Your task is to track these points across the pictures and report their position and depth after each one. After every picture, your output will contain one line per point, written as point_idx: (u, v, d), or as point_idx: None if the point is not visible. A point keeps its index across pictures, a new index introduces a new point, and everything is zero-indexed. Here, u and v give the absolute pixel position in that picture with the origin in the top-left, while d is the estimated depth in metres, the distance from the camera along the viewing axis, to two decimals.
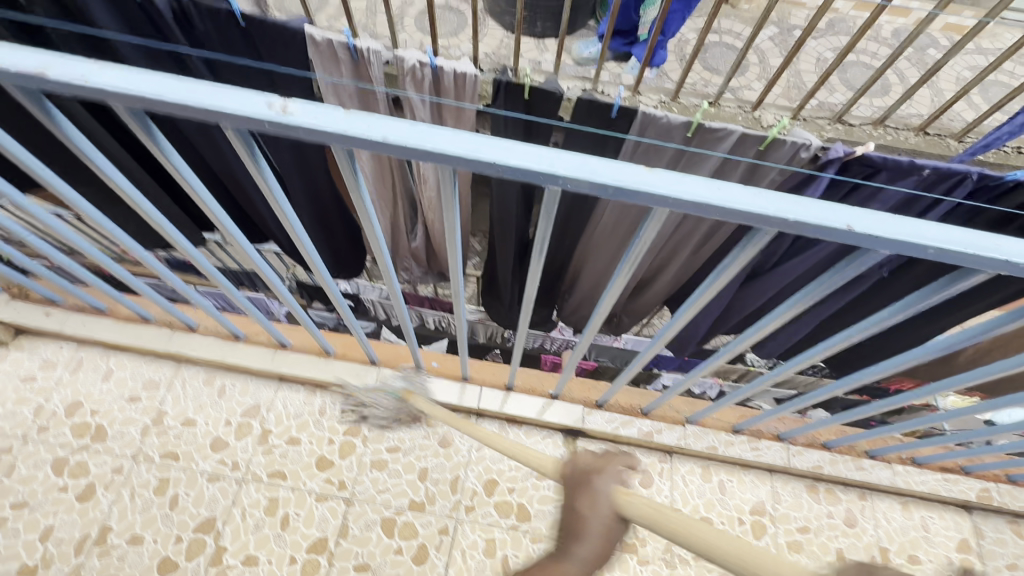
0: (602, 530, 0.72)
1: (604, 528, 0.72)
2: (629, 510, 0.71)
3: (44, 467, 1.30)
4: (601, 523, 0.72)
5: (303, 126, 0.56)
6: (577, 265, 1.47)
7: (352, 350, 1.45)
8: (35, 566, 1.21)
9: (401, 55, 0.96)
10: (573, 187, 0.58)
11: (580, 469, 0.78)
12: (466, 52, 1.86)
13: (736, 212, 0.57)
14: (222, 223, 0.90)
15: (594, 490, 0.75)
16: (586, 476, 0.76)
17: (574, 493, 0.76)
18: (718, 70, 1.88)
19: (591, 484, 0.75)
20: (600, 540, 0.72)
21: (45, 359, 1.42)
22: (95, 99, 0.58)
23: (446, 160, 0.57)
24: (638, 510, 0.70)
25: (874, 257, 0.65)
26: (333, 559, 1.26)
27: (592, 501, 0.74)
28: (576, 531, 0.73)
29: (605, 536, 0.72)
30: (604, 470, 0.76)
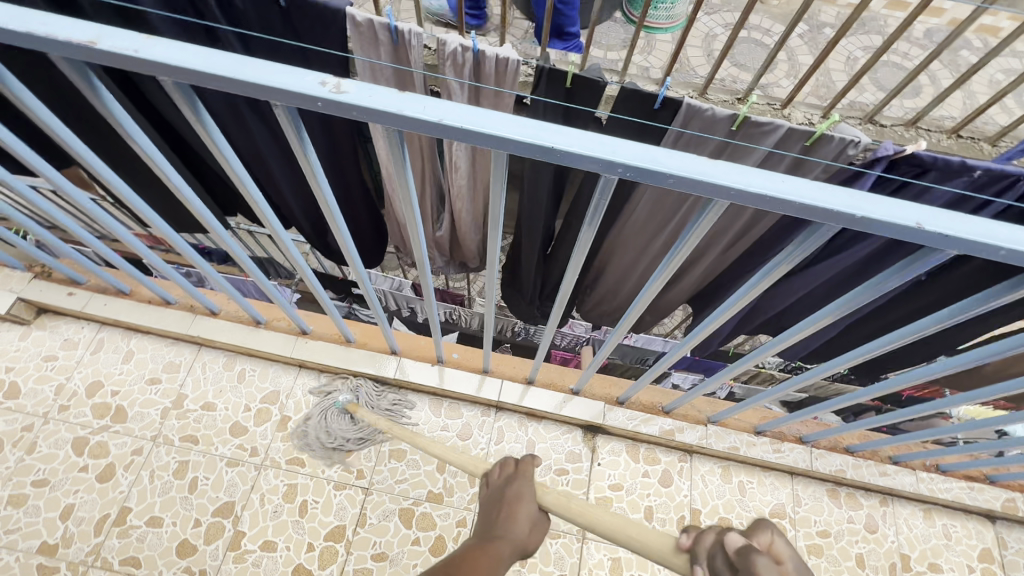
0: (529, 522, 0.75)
1: (530, 519, 0.75)
2: (545, 501, 0.78)
3: (65, 446, 1.30)
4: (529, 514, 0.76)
5: (357, 106, 0.55)
6: (602, 260, 1.45)
7: (372, 338, 1.44)
8: (55, 544, 1.21)
9: (443, 39, 0.94)
10: (633, 177, 0.56)
11: (502, 480, 0.82)
12: (492, 42, 1.84)
13: (801, 207, 0.55)
14: (255, 206, 0.89)
15: (519, 486, 0.79)
16: (509, 474, 0.82)
17: (505, 488, 0.80)
18: (748, 67, 1.85)
19: (516, 483, 0.80)
20: (528, 530, 0.74)
21: (66, 338, 1.42)
22: (144, 73, 0.56)
23: (505, 145, 0.56)
24: (553, 498, 0.78)
25: (935, 260, 0.63)
26: (350, 547, 1.26)
27: (521, 496, 0.78)
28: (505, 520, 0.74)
29: (532, 528, 0.75)
30: (523, 471, 0.82)
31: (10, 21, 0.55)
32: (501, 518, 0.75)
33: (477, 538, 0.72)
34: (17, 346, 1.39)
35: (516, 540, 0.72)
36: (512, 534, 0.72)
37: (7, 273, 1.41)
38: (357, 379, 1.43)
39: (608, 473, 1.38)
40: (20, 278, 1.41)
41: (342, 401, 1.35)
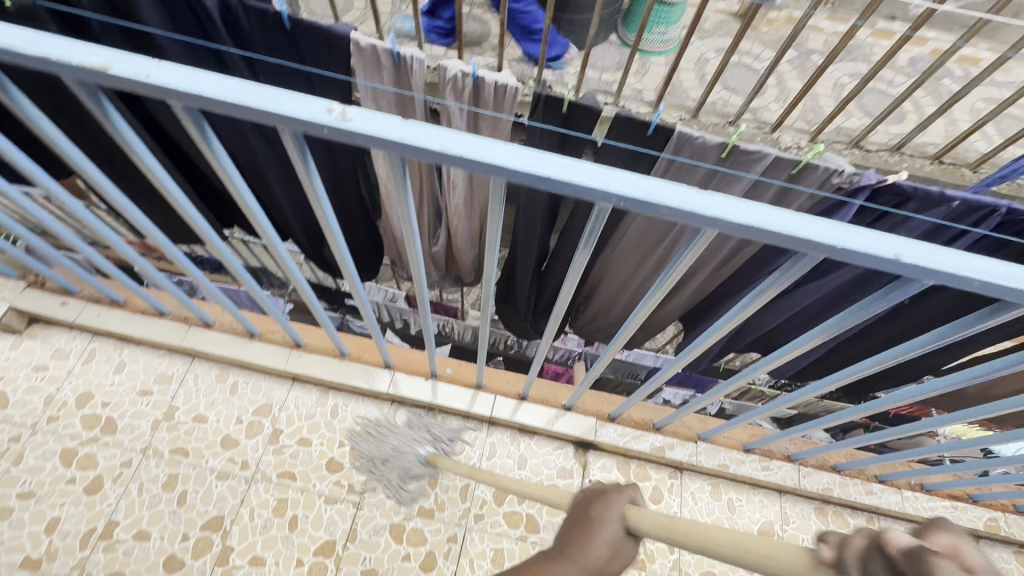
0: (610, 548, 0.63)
1: (612, 543, 0.63)
2: (642, 526, 0.63)
3: (52, 458, 1.29)
4: (612, 537, 0.64)
5: (362, 133, 0.57)
6: (595, 278, 1.48)
7: (366, 352, 1.45)
8: (39, 558, 1.19)
9: (444, 64, 0.97)
10: (626, 206, 0.58)
11: (592, 491, 0.70)
12: (490, 62, 1.87)
13: (786, 237, 0.57)
14: (255, 222, 0.90)
15: (607, 503, 0.67)
16: (599, 490, 0.69)
17: (587, 501, 0.69)
18: (738, 90, 1.90)
19: (605, 498, 0.67)
20: (607, 555, 0.63)
21: (57, 348, 1.41)
22: (154, 97, 0.58)
23: (503, 173, 0.58)
24: (650, 521, 0.63)
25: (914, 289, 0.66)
26: (340, 563, 1.25)
27: (608, 517, 0.65)
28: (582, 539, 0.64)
29: (609, 553, 0.63)
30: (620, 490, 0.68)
31: (25, 45, 0.56)
32: (580, 535, 0.65)
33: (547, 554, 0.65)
34: (6, 356, 1.38)
35: (588, 566, 0.61)
36: (587, 557, 0.62)
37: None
38: (350, 392, 1.43)
39: None
40: (12, 287, 1.40)
41: (423, 455, 1.31)
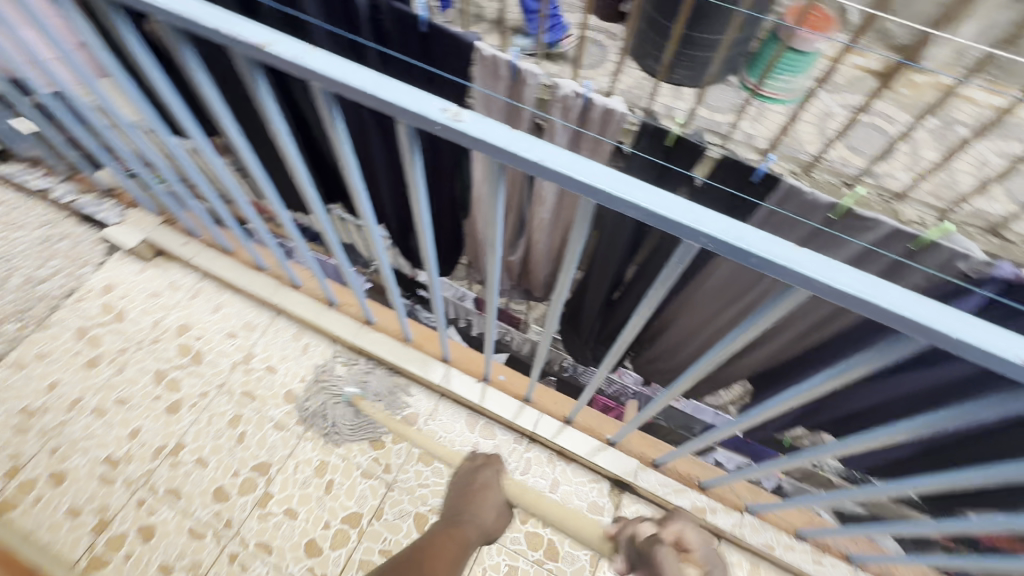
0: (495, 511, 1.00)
1: (496, 507, 1.01)
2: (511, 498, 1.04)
3: (147, 374, 1.46)
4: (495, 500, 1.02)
5: (469, 135, 0.60)
6: (666, 318, 1.43)
7: (427, 342, 1.50)
8: (118, 459, 1.34)
9: (558, 83, 0.99)
10: (714, 248, 0.57)
11: (476, 470, 1.09)
12: (602, 86, 1.93)
13: (886, 313, 0.53)
14: (357, 201, 0.98)
15: (485, 475, 1.06)
16: (481, 468, 1.09)
17: (473, 479, 1.06)
18: (862, 151, 1.77)
19: (486, 473, 1.07)
20: (494, 515, 1.00)
21: (172, 280, 1.60)
22: (301, 77, 0.65)
23: (596, 195, 0.59)
24: (514, 490, 1.05)
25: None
26: (362, 536, 1.30)
27: (489, 485, 1.04)
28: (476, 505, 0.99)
29: (494, 516, 0.99)
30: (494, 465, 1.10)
31: (210, 20, 0.66)
32: (473, 504, 0.99)
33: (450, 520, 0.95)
34: (133, 278, 1.59)
35: (486, 523, 0.97)
36: (483, 518, 0.97)
37: (143, 214, 1.63)
38: (406, 376, 1.49)
39: None
40: (151, 221, 1.63)
41: (348, 397, 1.44)
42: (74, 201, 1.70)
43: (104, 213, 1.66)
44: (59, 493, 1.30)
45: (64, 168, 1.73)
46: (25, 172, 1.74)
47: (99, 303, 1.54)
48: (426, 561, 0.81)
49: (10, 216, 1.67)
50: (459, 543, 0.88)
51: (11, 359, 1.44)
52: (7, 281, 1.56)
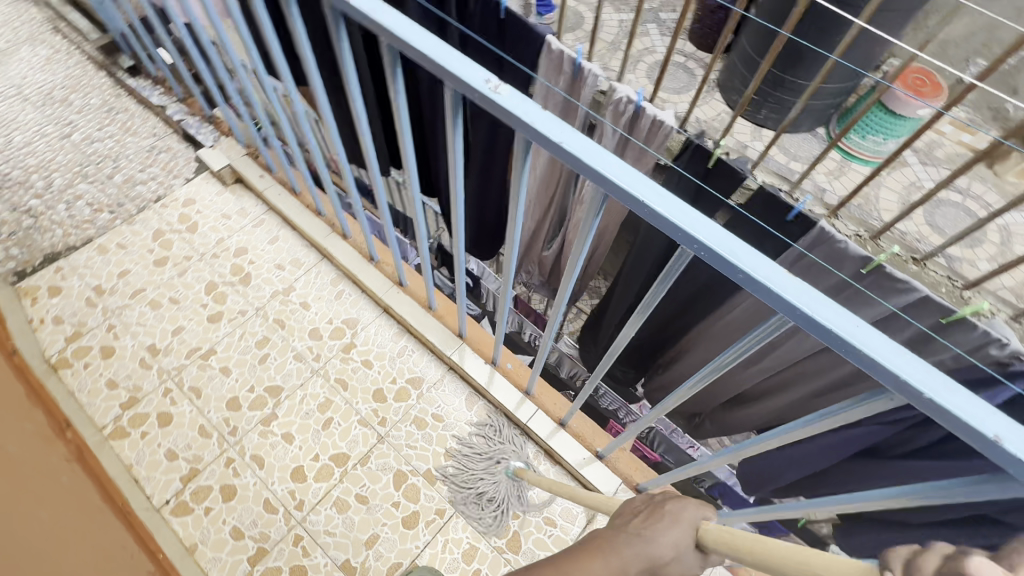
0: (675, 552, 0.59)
1: (680, 548, 0.59)
2: (709, 536, 0.59)
3: (200, 283, 1.61)
4: (678, 540, 0.60)
5: (503, 107, 0.65)
6: (682, 346, 1.57)
7: (449, 315, 1.56)
8: (159, 349, 1.50)
9: (615, 87, 1.03)
10: (706, 258, 0.58)
11: (663, 495, 0.66)
12: (680, 112, 1.95)
13: (863, 357, 0.53)
14: (405, 161, 1.05)
15: (678, 507, 0.63)
16: (670, 498, 0.65)
17: (660, 506, 0.64)
18: (942, 231, 1.66)
19: (677, 504, 0.63)
20: (670, 559, 0.59)
21: (242, 207, 1.76)
22: (372, 30, 0.73)
23: (605, 185, 0.62)
24: (718, 534, 0.58)
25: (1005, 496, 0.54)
26: (343, 477, 1.37)
27: (677, 519, 0.61)
28: (646, 536, 0.60)
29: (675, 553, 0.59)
30: (692, 501, 0.64)
31: None
32: (644, 530, 0.61)
33: (597, 542, 0.61)
34: (211, 198, 1.77)
35: (646, 565, 0.58)
36: (646, 554, 0.58)
37: (234, 144, 1.81)
38: (421, 342, 1.56)
39: None
40: (238, 151, 1.80)
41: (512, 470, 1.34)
42: (183, 119, 1.88)
43: (202, 134, 1.83)
44: (105, 365, 1.46)
45: (179, 90, 1.91)
46: (149, 89, 1.96)
47: (179, 213, 1.73)
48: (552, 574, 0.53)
49: (128, 123, 1.91)
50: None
51: (99, 242, 1.65)
52: (112, 177, 1.78)
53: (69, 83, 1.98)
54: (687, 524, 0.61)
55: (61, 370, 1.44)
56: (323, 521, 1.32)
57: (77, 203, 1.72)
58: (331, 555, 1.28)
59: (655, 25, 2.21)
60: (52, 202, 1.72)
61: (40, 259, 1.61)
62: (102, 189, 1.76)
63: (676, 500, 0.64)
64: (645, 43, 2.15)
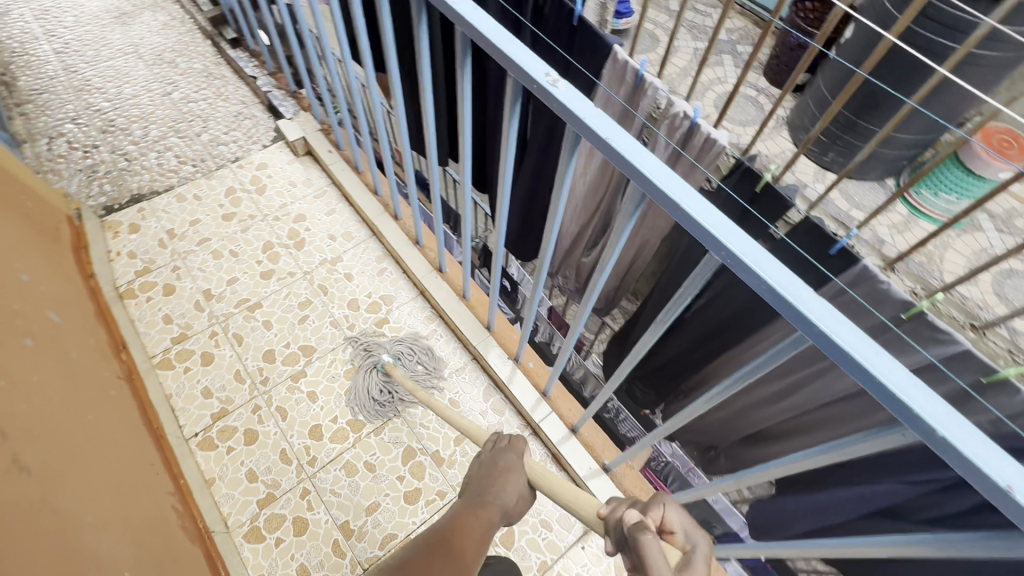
0: (516, 493, 0.89)
1: (518, 488, 0.89)
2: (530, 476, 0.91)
3: (259, 241, 1.73)
4: (517, 483, 0.89)
5: (557, 99, 0.68)
6: (707, 371, 1.56)
7: (480, 307, 1.60)
8: (212, 295, 1.62)
9: (675, 103, 1.12)
10: (732, 266, 0.59)
11: (497, 447, 0.96)
12: (742, 144, 1.94)
13: (877, 384, 0.52)
14: (462, 148, 1.10)
15: (511, 458, 0.93)
16: (502, 448, 0.95)
17: (498, 458, 0.93)
18: (1008, 301, 1.57)
19: (509, 455, 0.93)
20: (515, 498, 0.89)
21: (308, 178, 1.88)
22: (450, 18, 0.78)
23: (644, 184, 0.64)
24: (535, 471, 0.91)
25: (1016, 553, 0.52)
26: (357, 442, 1.43)
27: (512, 467, 0.91)
28: (495, 488, 0.87)
29: (517, 499, 0.89)
30: (520, 448, 0.95)
31: None
32: (495, 482, 0.88)
33: (469, 502, 0.86)
34: (282, 165, 1.90)
35: (504, 507, 0.86)
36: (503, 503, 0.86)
37: (310, 119, 1.94)
38: (450, 329, 1.61)
39: (583, 560, 1.31)
40: (313, 126, 1.93)
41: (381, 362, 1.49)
42: (269, 91, 2.02)
43: (283, 106, 1.98)
44: (164, 301, 1.59)
45: (270, 65, 2.08)
46: (244, 60, 2.13)
47: (251, 175, 1.86)
48: (454, 539, 0.75)
49: (222, 89, 2.09)
50: (479, 537, 0.78)
51: (178, 191, 1.81)
52: (200, 135, 1.95)
53: (178, 48, 2.19)
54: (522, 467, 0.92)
55: (126, 299, 1.58)
56: (331, 480, 1.37)
57: (166, 154, 1.89)
58: (332, 514, 1.33)
59: (730, 57, 2.21)
60: (145, 149, 1.90)
61: (127, 198, 1.78)
62: (190, 144, 1.93)
63: (509, 448, 0.95)
64: (716, 73, 2.17)
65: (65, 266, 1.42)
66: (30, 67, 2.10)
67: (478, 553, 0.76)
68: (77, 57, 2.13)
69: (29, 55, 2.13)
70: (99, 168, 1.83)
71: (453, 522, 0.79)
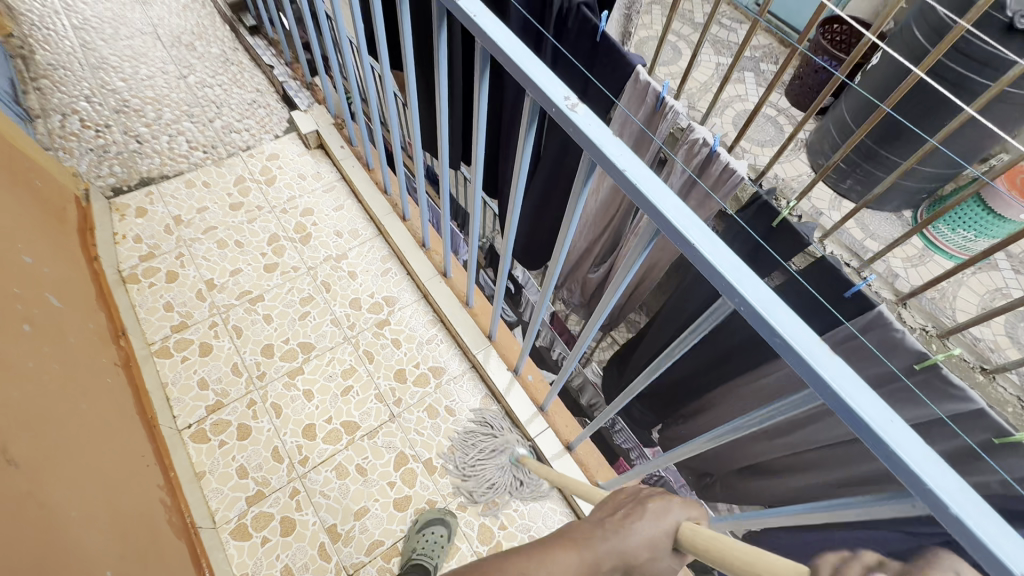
0: (650, 549, 0.65)
1: (657, 543, 0.65)
2: (690, 538, 0.63)
3: (264, 233, 1.72)
4: (655, 538, 0.65)
5: (576, 125, 0.66)
6: (707, 399, 1.55)
7: (483, 315, 1.58)
8: (215, 284, 1.61)
9: (695, 129, 1.11)
10: (746, 314, 0.57)
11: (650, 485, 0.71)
12: (759, 165, 1.91)
13: (889, 453, 0.50)
14: (474, 158, 1.08)
15: (662, 506, 0.67)
16: (658, 493, 0.69)
17: (645, 498, 0.69)
18: (1019, 345, 1.55)
19: (665, 500, 0.67)
20: (648, 552, 0.65)
21: (318, 171, 1.86)
22: (470, 31, 0.76)
23: (659, 222, 0.62)
24: (694, 539, 0.63)
25: None
26: (350, 444, 1.42)
27: (657, 518, 0.66)
28: (626, 532, 0.65)
29: (651, 553, 0.65)
30: (682, 500, 0.68)
31: None
32: (626, 524, 0.66)
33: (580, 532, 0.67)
34: (293, 157, 1.88)
35: (623, 558, 0.64)
36: (620, 551, 0.64)
37: (324, 112, 1.92)
38: (451, 335, 1.59)
39: None
40: (327, 119, 1.91)
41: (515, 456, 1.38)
42: (285, 80, 2.00)
43: (298, 97, 1.95)
44: (167, 288, 1.58)
45: (288, 54, 2.03)
46: (262, 48, 2.10)
47: (261, 165, 1.85)
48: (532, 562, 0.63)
49: (238, 76, 2.07)
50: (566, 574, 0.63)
51: (187, 177, 1.80)
52: (213, 121, 1.94)
53: (196, 31, 2.18)
54: (670, 524, 0.65)
55: (129, 284, 1.57)
56: (321, 481, 1.37)
57: (178, 138, 1.88)
58: (320, 516, 1.32)
59: (752, 76, 2.18)
60: (158, 133, 1.89)
61: (136, 180, 1.77)
62: (202, 130, 1.92)
63: (666, 496, 0.68)
64: (738, 91, 2.14)
65: (69, 247, 1.41)
66: (48, 42, 2.09)
67: None
68: (95, 34, 2.12)
69: (48, 29, 2.12)
70: (110, 148, 1.83)
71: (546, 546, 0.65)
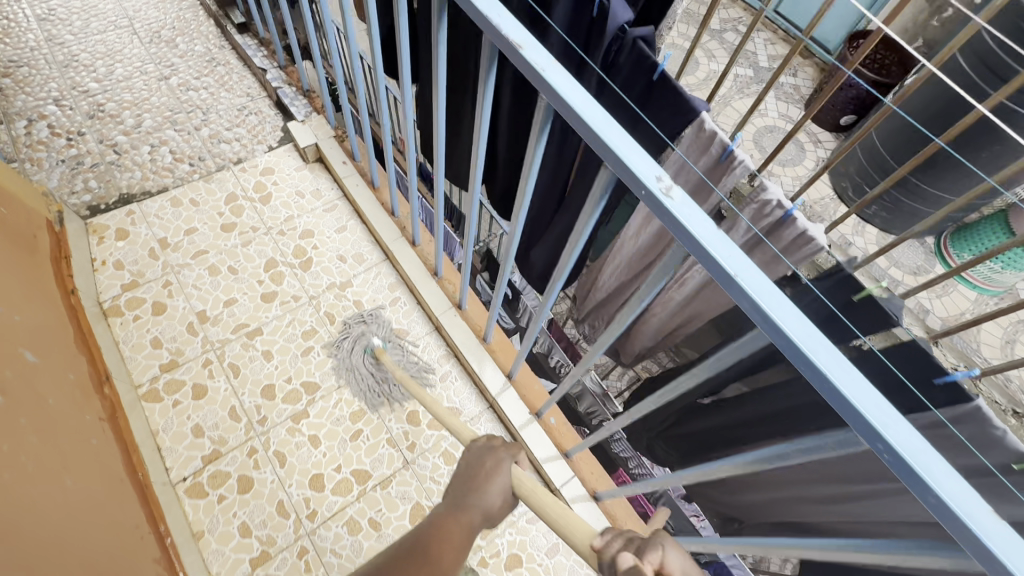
0: (502, 496, 0.83)
1: (503, 489, 0.83)
2: (519, 484, 0.83)
3: (261, 258, 1.58)
4: (501, 488, 0.83)
5: (672, 215, 0.56)
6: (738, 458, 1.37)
7: (502, 351, 1.48)
8: (208, 317, 1.47)
9: (768, 186, 1.06)
10: (887, 458, 0.48)
11: (482, 448, 0.89)
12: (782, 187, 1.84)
13: None
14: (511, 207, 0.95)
15: (495, 460, 0.85)
16: (487, 452, 0.87)
17: (483, 457, 0.86)
18: None
19: (496, 453, 0.87)
20: (499, 499, 0.83)
21: (317, 188, 1.72)
22: (535, 85, 0.65)
23: (778, 339, 0.52)
24: (523, 482, 0.83)
25: None
26: (360, 496, 1.32)
27: (496, 470, 0.84)
28: (475, 490, 0.82)
29: (502, 499, 0.83)
30: (509, 448, 0.88)
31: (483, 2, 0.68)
32: (478, 484, 0.83)
33: (449, 506, 0.81)
34: (290, 172, 1.74)
35: (485, 508, 0.81)
36: (483, 507, 0.81)
37: (323, 122, 1.77)
38: (467, 372, 1.49)
39: None
40: (327, 131, 1.76)
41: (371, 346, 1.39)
42: (279, 86, 1.84)
43: (295, 106, 1.79)
44: (153, 321, 1.44)
45: (282, 57, 1.87)
46: (253, 48, 1.92)
47: (255, 180, 1.70)
48: (431, 552, 0.71)
49: (226, 78, 1.90)
50: (454, 544, 0.74)
51: (173, 194, 1.64)
52: (199, 129, 1.77)
53: (177, 26, 1.99)
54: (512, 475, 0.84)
55: (111, 317, 1.43)
56: (331, 538, 1.27)
57: (161, 148, 1.72)
58: None
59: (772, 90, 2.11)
60: (138, 142, 1.72)
61: (115, 197, 1.60)
62: (187, 139, 1.75)
63: (492, 449, 0.88)
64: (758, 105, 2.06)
65: (43, 282, 1.26)
66: (9, 34, 1.87)
67: (456, 565, 0.72)
68: (63, 27, 1.92)
69: (8, 19, 1.91)
70: (84, 160, 1.66)
71: (428, 528, 0.76)
